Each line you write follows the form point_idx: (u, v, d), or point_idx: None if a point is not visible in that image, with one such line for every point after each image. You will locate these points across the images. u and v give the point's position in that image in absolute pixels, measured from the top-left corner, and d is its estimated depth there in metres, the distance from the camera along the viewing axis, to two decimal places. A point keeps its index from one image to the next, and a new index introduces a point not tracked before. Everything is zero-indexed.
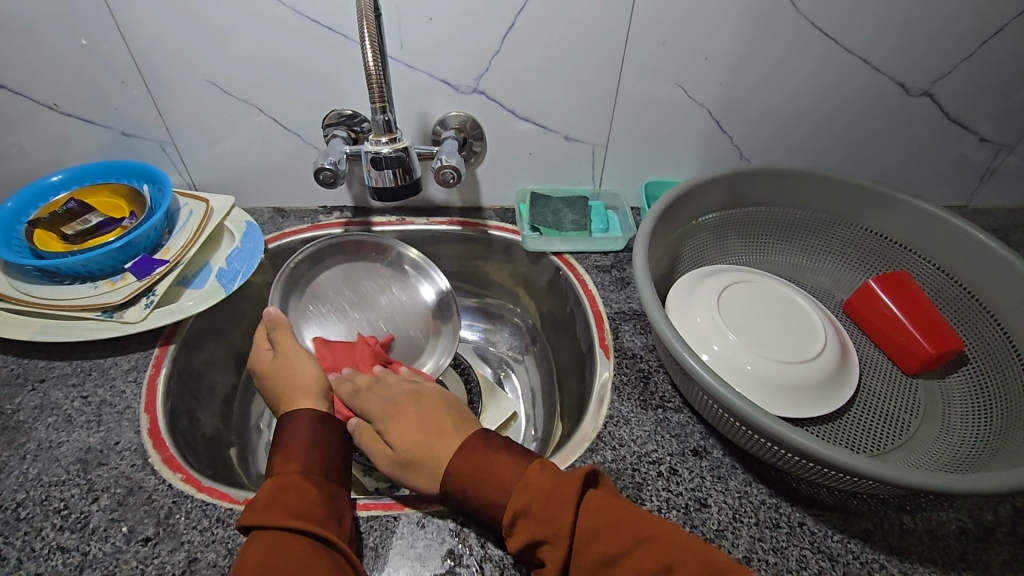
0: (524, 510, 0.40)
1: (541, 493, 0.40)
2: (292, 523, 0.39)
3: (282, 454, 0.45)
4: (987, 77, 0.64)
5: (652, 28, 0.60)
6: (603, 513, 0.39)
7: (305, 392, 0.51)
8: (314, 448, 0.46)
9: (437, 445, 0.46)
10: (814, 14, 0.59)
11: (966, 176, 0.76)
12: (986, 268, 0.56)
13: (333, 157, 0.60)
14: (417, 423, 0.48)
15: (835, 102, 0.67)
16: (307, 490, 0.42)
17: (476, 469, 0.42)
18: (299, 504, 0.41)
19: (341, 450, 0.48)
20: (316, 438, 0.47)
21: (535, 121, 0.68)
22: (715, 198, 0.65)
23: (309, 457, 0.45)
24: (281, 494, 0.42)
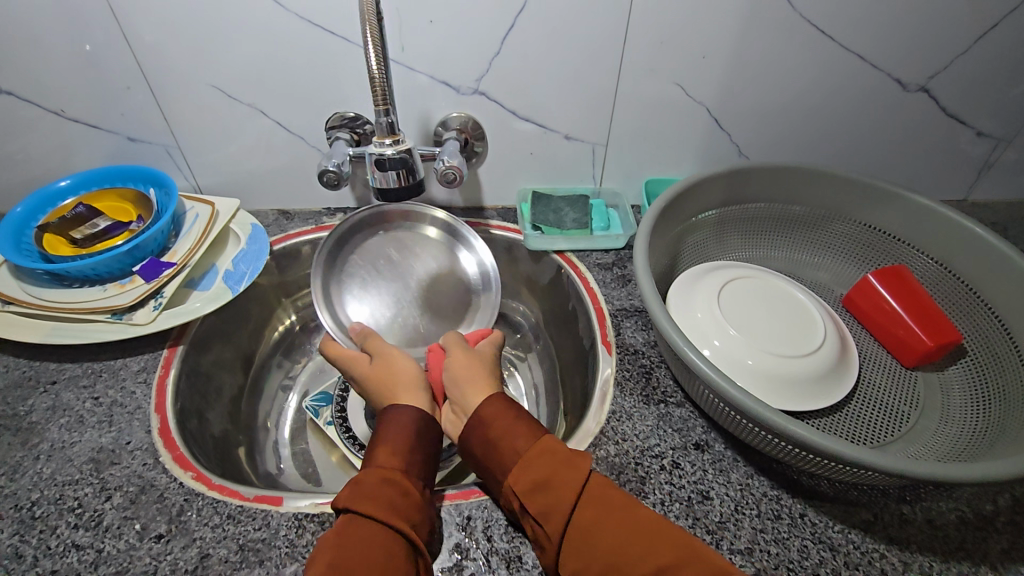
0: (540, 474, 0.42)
1: (543, 466, 0.43)
2: (393, 520, 0.40)
3: (387, 446, 0.46)
4: (984, 72, 0.65)
5: (650, 28, 0.61)
6: (609, 495, 0.41)
7: (409, 385, 0.53)
8: (413, 445, 0.47)
9: (472, 391, 0.52)
10: (811, 13, 0.60)
11: (964, 170, 0.76)
12: (984, 262, 0.57)
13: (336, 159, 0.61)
14: (466, 372, 0.53)
15: (832, 98, 0.68)
16: (408, 491, 0.43)
17: (494, 426, 0.47)
18: (397, 499, 0.42)
19: (433, 455, 0.49)
20: (416, 436, 0.48)
21: (535, 121, 0.69)
22: (715, 195, 0.66)
23: (409, 455, 0.46)
24: (384, 485, 0.43)
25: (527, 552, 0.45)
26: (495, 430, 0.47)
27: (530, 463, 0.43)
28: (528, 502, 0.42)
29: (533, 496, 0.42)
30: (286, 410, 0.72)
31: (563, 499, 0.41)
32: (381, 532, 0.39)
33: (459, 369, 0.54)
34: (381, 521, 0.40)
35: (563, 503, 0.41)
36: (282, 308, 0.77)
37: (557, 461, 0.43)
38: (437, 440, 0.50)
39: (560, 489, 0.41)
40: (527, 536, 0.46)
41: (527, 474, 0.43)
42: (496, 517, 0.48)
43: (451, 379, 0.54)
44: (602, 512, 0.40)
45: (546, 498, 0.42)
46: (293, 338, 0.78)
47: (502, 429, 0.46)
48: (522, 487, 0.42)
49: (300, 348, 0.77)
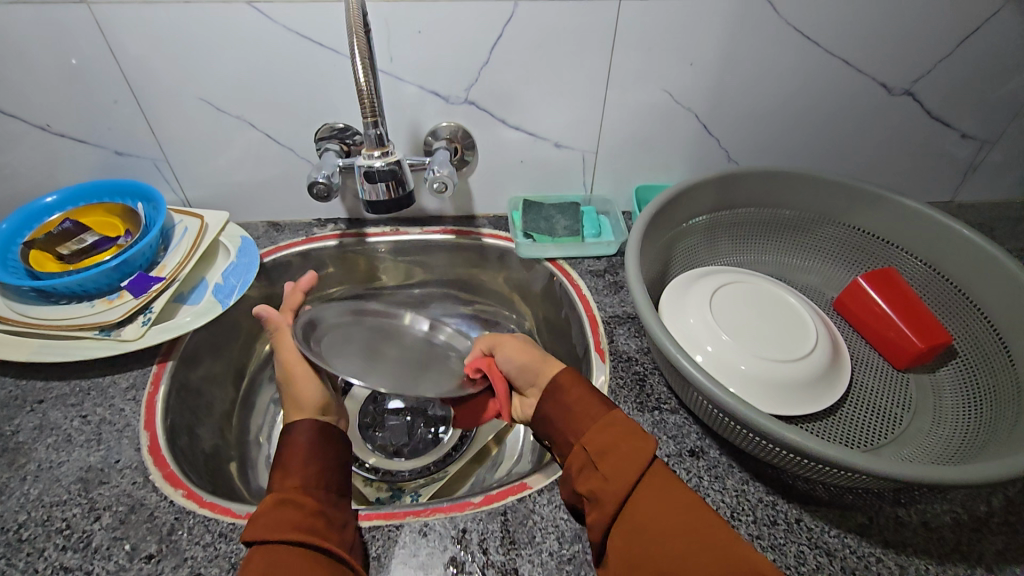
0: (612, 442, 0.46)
1: (616, 436, 0.46)
2: (292, 537, 0.41)
3: (282, 467, 0.47)
4: (965, 75, 0.66)
5: (637, 36, 0.61)
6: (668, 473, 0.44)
7: (306, 403, 0.53)
8: (312, 463, 0.48)
9: (541, 367, 0.56)
10: (795, 19, 0.60)
11: (950, 172, 0.77)
12: (971, 263, 0.57)
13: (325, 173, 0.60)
14: (529, 354, 0.57)
15: (817, 103, 0.68)
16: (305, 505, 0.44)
17: (575, 398, 0.51)
18: (297, 517, 0.43)
19: (336, 463, 0.49)
20: (314, 450, 0.49)
21: (525, 130, 0.69)
22: (705, 201, 0.66)
23: (306, 472, 0.47)
24: (277, 507, 0.43)
25: (523, 564, 0.45)
26: (576, 400, 0.51)
27: (613, 428, 0.47)
28: (597, 463, 0.45)
29: (604, 457, 0.45)
30: (279, 423, 0.71)
31: (632, 461, 0.43)
32: (283, 551, 0.40)
33: (514, 353, 0.57)
34: (274, 540, 0.40)
35: (630, 466, 0.43)
36: None
37: (627, 430, 0.46)
38: (338, 446, 0.51)
39: (632, 454, 0.44)
40: (523, 548, 0.46)
41: (603, 437, 0.46)
42: (492, 529, 0.47)
43: (512, 362, 0.57)
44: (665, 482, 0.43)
45: (615, 458, 0.44)
46: None
47: (588, 401, 0.50)
48: (595, 447, 0.46)
49: None
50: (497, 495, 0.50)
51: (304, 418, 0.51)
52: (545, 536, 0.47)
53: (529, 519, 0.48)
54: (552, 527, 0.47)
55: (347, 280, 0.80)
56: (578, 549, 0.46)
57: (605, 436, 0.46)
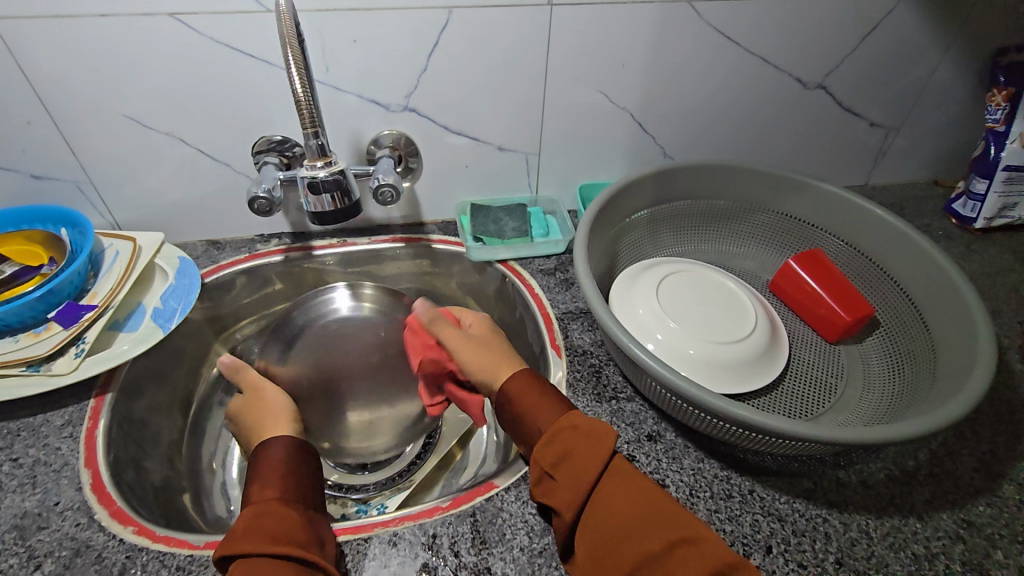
0: (563, 446, 0.45)
1: (570, 440, 0.45)
2: (272, 546, 0.41)
3: (259, 481, 0.47)
4: (869, 68, 0.72)
5: (570, 39, 0.63)
6: (627, 472, 0.43)
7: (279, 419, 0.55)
8: (288, 479, 0.48)
9: (499, 366, 0.54)
10: (716, 20, 0.64)
11: (863, 157, 0.83)
12: (885, 239, 0.63)
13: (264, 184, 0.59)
14: (471, 350, 0.56)
15: (742, 98, 0.73)
16: (285, 515, 0.44)
17: (524, 399, 0.49)
18: (275, 527, 0.43)
19: (312, 481, 0.50)
20: (292, 467, 0.49)
21: (468, 134, 0.70)
22: (645, 195, 0.69)
23: (286, 486, 0.47)
24: (257, 518, 0.43)
25: (495, 562, 0.45)
26: (526, 403, 0.49)
27: (563, 436, 0.46)
28: (552, 471, 0.45)
29: (560, 464, 0.45)
30: (232, 449, 0.68)
31: (586, 468, 0.43)
32: (261, 559, 0.40)
33: (464, 352, 0.56)
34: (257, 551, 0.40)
35: (584, 472, 0.43)
36: (219, 343, 0.74)
37: (577, 435, 0.45)
38: (311, 467, 0.52)
39: (586, 458, 0.44)
40: (493, 546, 0.46)
41: (557, 442, 0.46)
42: (462, 531, 0.47)
43: (469, 362, 0.56)
44: (621, 480, 0.43)
45: (569, 467, 0.44)
46: None
47: (539, 404, 0.49)
48: (548, 455, 0.45)
49: None
50: (464, 497, 0.50)
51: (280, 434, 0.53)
52: (515, 532, 0.47)
53: (498, 518, 0.48)
54: (522, 523, 0.48)
55: (294, 295, 0.78)
56: (548, 541, 0.47)
57: (557, 439, 0.46)
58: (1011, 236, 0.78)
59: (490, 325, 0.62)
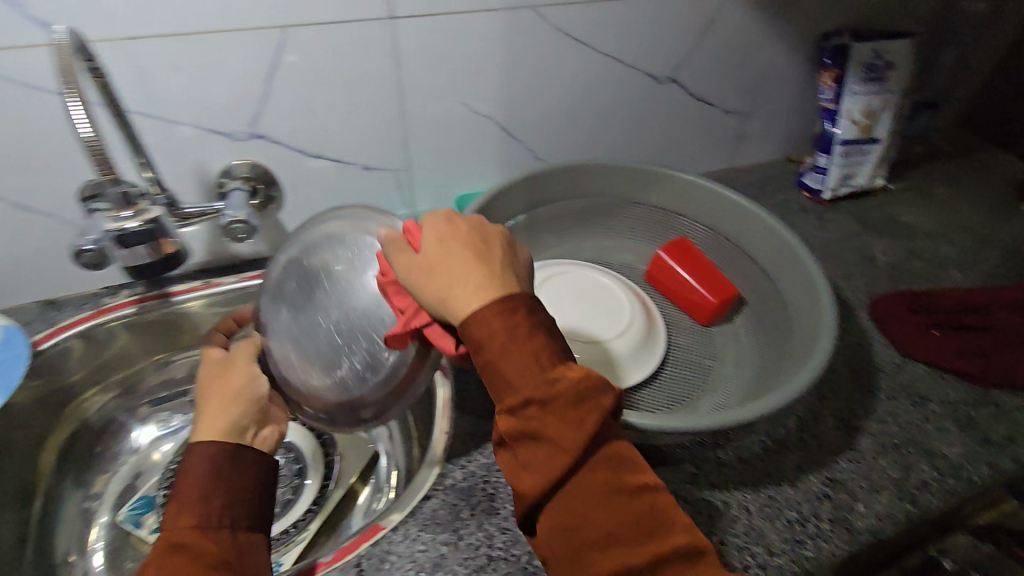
0: (542, 418, 0.36)
1: (545, 423, 0.35)
2: None
3: (178, 501, 0.40)
4: (712, 59, 0.76)
5: (418, 52, 0.62)
6: (614, 472, 0.36)
7: (228, 402, 0.45)
8: (218, 501, 0.41)
9: (462, 296, 0.38)
10: (562, 23, 0.65)
11: (725, 142, 0.87)
12: (739, 219, 0.66)
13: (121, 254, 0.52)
14: (445, 269, 0.39)
15: (601, 95, 0.74)
16: (202, 552, 0.38)
17: (500, 336, 0.36)
18: (190, 569, 0.37)
19: (252, 485, 0.43)
20: (222, 485, 0.41)
21: (327, 157, 0.66)
22: (517, 202, 0.69)
23: (207, 507, 0.40)
24: (165, 559, 0.37)
25: None
26: (490, 352, 0.37)
27: (535, 412, 0.36)
28: (521, 446, 0.36)
29: (529, 446, 0.36)
30: (95, 531, 0.62)
31: (563, 461, 0.35)
32: None
33: (437, 272, 0.39)
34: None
35: (558, 468, 0.35)
36: (71, 414, 0.65)
37: (556, 412, 0.35)
38: (254, 467, 0.44)
39: (564, 451, 0.35)
40: None
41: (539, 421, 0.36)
42: None
43: (426, 290, 0.39)
44: (603, 483, 0.36)
45: (542, 454, 0.36)
46: (92, 445, 0.66)
47: (511, 356, 0.36)
48: (512, 432, 0.36)
49: (104, 454, 0.66)
50: (348, 547, 0.47)
51: (208, 434, 0.43)
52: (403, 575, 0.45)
53: (384, 563, 0.46)
54: (410, 563, 0.46)
55: (158, 348, 0.70)
56: None
57: (539, 405, 0.36)
58: (855, 204, 0.85)
59: (452, 222, 0.41)
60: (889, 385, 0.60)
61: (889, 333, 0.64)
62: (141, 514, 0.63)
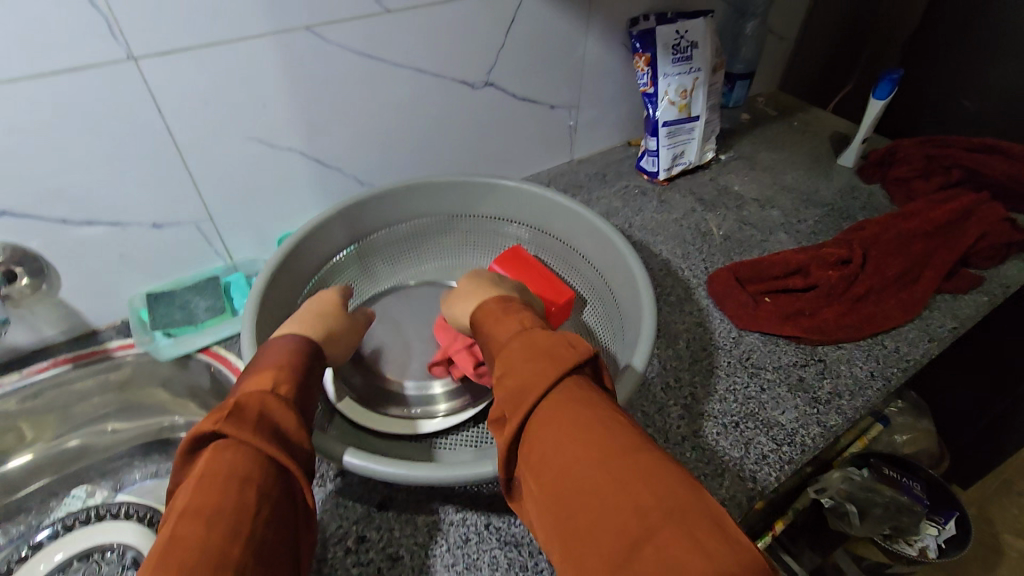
0: (514, 351, 0.41)
1: (524, 356, 0.40)
2: (259, 439, 0.36)
3: (262, 368, 0.42)
4: (524, 58, 0.74)
5: (181, 93, 0.55)
6: (583, 397, 0.37)
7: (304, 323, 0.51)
8: (299, 372, 0.44)
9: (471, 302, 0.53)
10: (347, 42, 0.60)
11: (560, 137, 0.87)
12: (566, 219, 0.65)
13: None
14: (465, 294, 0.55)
15: (415, 109, 0.70)
16: (277, 408, 0.39)
17: (495, 314, 0.47)
18: (275, 419, 0.38)
19: (309, 381, 0.44)
20: (297, 360, 0.45)
21: (102, 222, 0.58)
22: (337, 237, 0.64)
23: (285, 376, 0.42)
24: (265, 403, 0.38)
25: None
26: (490, 323, 0.46)
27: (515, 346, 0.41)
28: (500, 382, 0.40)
29: (506, 382, 0.39)
30: None
31: (533, 383, 0.37)
32: (239, 451, 0.35)
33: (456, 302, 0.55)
34: (250, 444, 0.35)
35: (528, 393, 0.37)
36: None
37: (531, 351, 0.40)
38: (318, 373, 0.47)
39: (535, 376, 0.38)
40: None
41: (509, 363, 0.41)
42: None
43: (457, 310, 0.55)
44: (569, 407, 0.36)
45: (517, 386, 0.38)
46: None
47: (500, 320, 0.46)
48: (501, 376, 0.40)
49: None
50: None
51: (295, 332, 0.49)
52: None
53: None
54: None
55: None
56: None
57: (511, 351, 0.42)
58: (690, 179, 0.88)
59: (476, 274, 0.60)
60: (728, 362, 0.61)
61: (725, 310, 0.66)
62: None
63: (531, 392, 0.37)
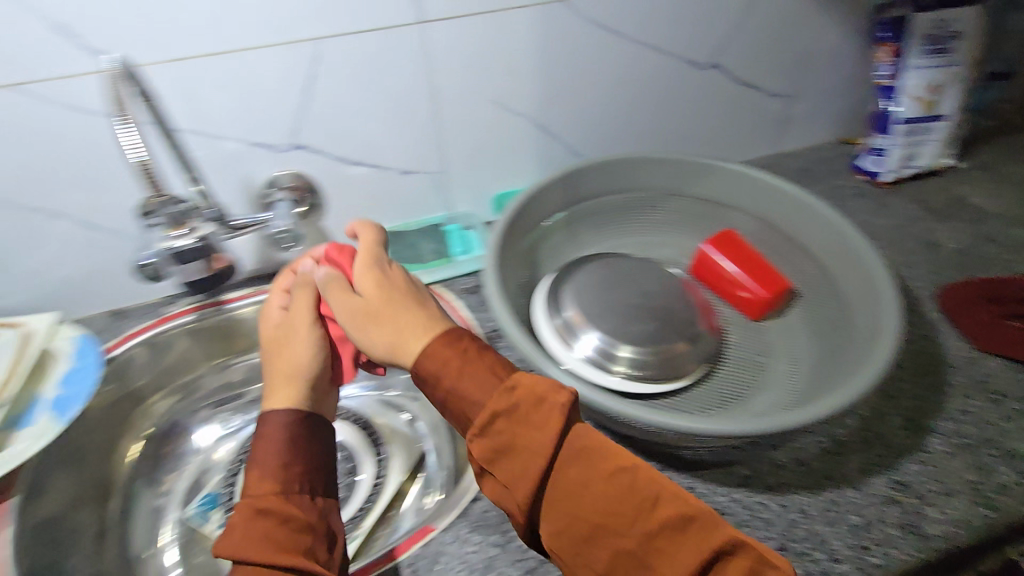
0: (506, 410, 0.39)
1: (504, 431, 0.39)
2: (275, 556, 0.40)
3: (258, 469, 0.47)
4: (754, 42, 0.72)
5: (452, 54, 0.62)
6: (577, 460, 0.38)
7: (290, 377, 0.52)
8: (284, 462, 0.48)
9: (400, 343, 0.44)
10: (596, 14, 0.64)
11: (772, 128, 0.83)
12: (789, 208, 0.64)
13: (176, 271, 0.60)
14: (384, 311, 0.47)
15: (639, 86, 0.72)
16: (281, 518, 0.43)
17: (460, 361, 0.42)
18: (275, 530, 0.42)
19: (315, 465, 0.49)
20: (291, 449, 0.48)
21: (367, 163, 0.67)
22: (556, 198, 0.68)
23: (281, 474, 0.47)
24: (251, 523, 0.42)
25: None
26: (451, 374, 0.42)
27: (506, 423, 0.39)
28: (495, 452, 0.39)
29: (500, 462, 0.39)
30: (163, 527, 0.63)
31: (530, 467, 0.38)
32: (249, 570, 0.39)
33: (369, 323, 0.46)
34: (249, 560, 0.40)
35: (528, 471, 0.38)
36: (140, 416, 0.69)
37: (519, 418, 0.39)
38: (321, 447, 0.51)
39: (527, 456, 0.38)
40: None
41: (490, 438, 0.39)
42: None
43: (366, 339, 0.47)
44: (576, 477, 0.38)
45: (517, 464, 0.38)
46: (160, 447, 0.69)
47: (464, 372, 0.42)
48: (486, 452, 0.39)
49: (171, 454, 0.70)
50: (402, 547, 0.48)
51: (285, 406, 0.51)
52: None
53: (436, 564, 0.47)
54: (461, 564, 0.47)
55: (216, 352, 0.73)
56: None
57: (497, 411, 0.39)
58: (918, 186, 0.80)
59: (384, 273, 0.50)
60: (962, 381, 0.56)
61: (960, 327, 0.60)
62: (207, 509, 0.65)
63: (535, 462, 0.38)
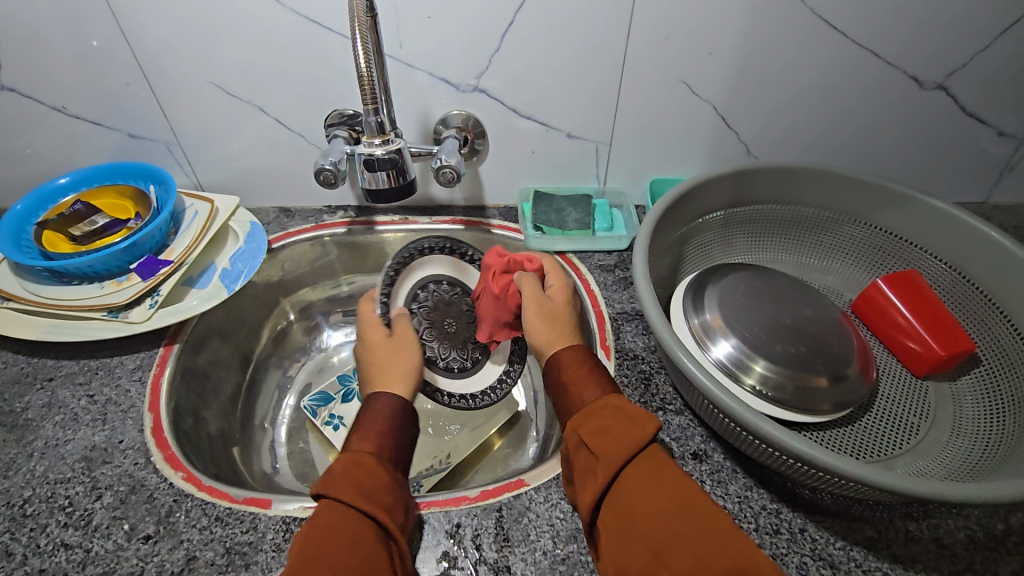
0: (617, 405, 0.46)
1: (609, 417, 0.45)
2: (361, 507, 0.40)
3: (360, 430, 0.47)
4: (1004, 71, 0.62)
5: (655, 24, 0.59)
6: (665, 455, 0.42)
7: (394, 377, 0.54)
8: (388, 434, 0.47)
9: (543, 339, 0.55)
10: (825, 9, 0.58)
11: (986, 171, 0.73)
12: (998, 267, 0.55)
13: (365, 179, 0.55)
14: (550, 314, 0.57)
15: (846, 95, 0.65)
16: (377, 475, 0.43)
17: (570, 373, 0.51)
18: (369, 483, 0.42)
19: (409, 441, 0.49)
20: (392, 426, 0.48)
21: (537, 119, 0.68)
22: (722, 195, 0.64)
23: (383, 441, 0.46)
24: (353, 468, 0.43)
25: (515, 562, 0.45)
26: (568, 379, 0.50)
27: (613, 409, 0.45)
28: (589, 440, 0.44)
29: (595, 439, 0.44)
30: (282, 409, 0.71)
31: (620, 448, 0.42)
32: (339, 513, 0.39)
33: (531, 309, 0.57)
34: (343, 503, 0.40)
35: (619, 450, 0.42)
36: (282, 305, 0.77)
37: (626, 417, 0.45)
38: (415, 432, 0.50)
39: (622, 440, 0.42)
40: (516, 545, 0.46)
41: (593, 422, 0.45)
42: (486, 525, 0.47)
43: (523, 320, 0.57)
44: (657, 468, 0.41)
45: (609, 442, 0.43)
46: (292, 337, 0.77)
47: (580, 380, 0.50)
48: (589, 431, 0.44)
49: (300, 346, 0.77)
50: (492, 491, 0.50)
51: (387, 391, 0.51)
52: (539, 535, 0.46)
53: (524, 517, 0.48)
54: (547, 526, 0.47)
55: (355, 267, 0.80)
56: (572, 549, 0.45)
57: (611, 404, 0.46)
58: None
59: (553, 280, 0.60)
60: None
61: None
62: (319, 405, 0.69)
63: (615, 457, 0.41)
